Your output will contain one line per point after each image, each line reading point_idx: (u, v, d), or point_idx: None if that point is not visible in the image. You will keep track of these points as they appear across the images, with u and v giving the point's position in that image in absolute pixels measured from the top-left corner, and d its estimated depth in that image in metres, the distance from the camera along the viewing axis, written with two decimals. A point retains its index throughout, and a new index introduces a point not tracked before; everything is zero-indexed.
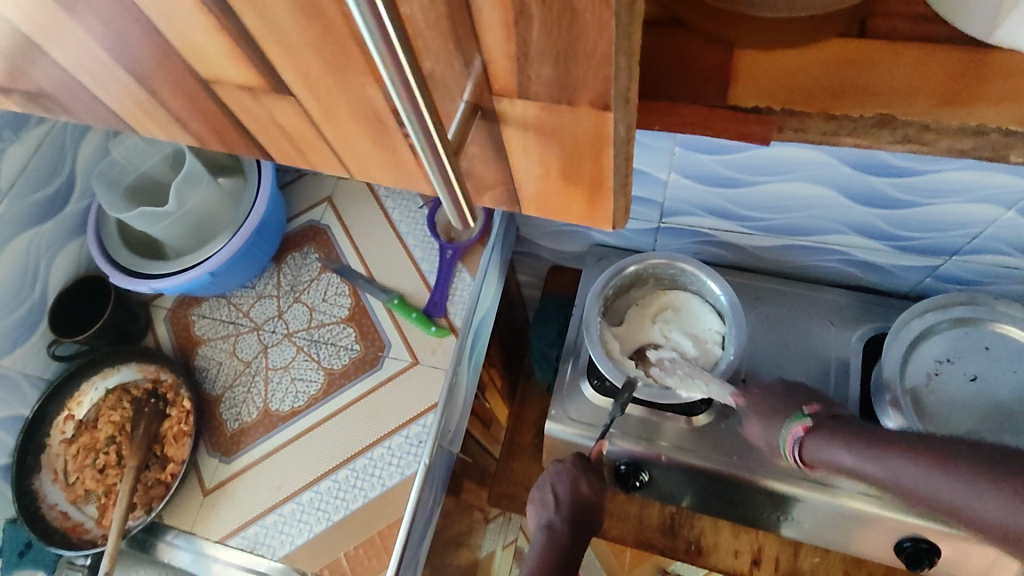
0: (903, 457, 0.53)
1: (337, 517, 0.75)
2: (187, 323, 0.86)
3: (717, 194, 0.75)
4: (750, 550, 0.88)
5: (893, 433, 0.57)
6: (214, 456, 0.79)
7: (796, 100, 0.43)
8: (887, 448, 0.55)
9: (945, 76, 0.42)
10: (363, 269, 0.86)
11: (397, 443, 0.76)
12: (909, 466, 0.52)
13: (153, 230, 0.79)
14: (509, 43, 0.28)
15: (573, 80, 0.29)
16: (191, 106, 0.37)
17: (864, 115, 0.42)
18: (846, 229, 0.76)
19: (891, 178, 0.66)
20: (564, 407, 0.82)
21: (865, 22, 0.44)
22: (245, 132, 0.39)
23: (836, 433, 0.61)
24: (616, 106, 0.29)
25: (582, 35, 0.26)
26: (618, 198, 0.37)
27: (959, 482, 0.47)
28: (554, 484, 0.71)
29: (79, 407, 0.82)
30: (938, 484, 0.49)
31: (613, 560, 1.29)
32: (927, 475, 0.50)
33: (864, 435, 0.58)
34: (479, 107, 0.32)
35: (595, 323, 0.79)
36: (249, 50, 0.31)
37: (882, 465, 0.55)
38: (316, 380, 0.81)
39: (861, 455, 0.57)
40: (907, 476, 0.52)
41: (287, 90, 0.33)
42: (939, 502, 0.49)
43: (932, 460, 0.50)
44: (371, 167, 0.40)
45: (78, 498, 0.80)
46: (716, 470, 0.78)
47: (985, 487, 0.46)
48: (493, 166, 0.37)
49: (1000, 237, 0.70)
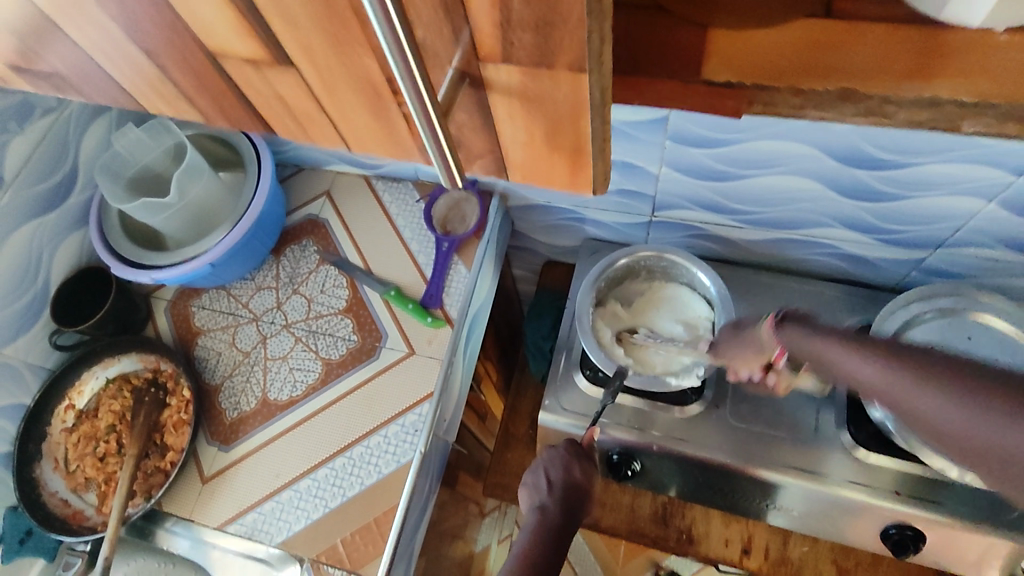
0: (935, 379, 0.42)
1: (333, 504, 0.76)
2: (187, 314, 0.87)
3: (707, 188, 0.77)
4: (740, 539, 0.89)
5: (932, 352, 0.45)
6: (213, 444, 0.80)
7: (764, 77, 0.46)
8: (919, 365, 0.44)
9: (907, 54, 0.45)
10: (360, 263, 0.87)
11: (393, 432, 0.78)
12: (949, 398, 0.41)
13: (154, 221, 0.81)
14: (495, 12, 0.29)
15: (554, 47, 0.30)
16: (199, 84, 0.39)
17: (827, 88, 0.45)
18: (834, 223, 0.78)
19: (876, 171, 0.67)
20: (557, 398, 0.84)
21: (831, 4, 0.46)
22: (250, 111, 0.41)
23: (812, 335, 0.57)
24: (591, 70, 0.31)
25: (560, 3, 0.27)
26: (596, 164, 0.39)
27: (969, 406, 0.39)
28: (547, 467, 0.72)
29: (80, 397, 0.83)
30: (987, 424, 0.38)
31: (608, 555, 1.31)
32: (896, 373, 0.45)
33: (902, 352, 0.46)
34: (466, 74, 0.34)
35: (588, 316, 0.80)
36: (257, 25, 0.32)
37: (879, 371, 0.47)
38: (314, 369, 0.82)
39: (886, 374, 0.46)
40: (932, 402, 0.42)
41: (292, 65, 0.35)
42: (959, 429, 0.40)
43: (959, 380, 0.41)
44: (371, 145, 0.42)
45: (79, 487, 0.81)
46: (708, 460, 0.79)
47: (982, 408, 0.39)
48: (483, 135, 0.39)
49: (982, 230, 0.72)
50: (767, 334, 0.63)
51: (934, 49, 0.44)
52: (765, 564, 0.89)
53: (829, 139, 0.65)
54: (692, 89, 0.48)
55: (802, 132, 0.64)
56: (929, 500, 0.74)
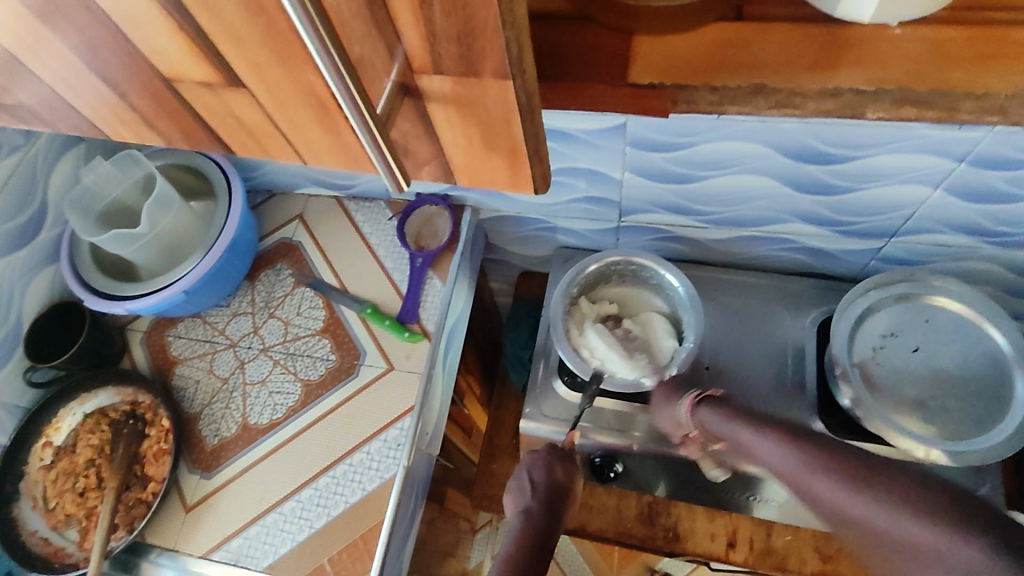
0: (874, 486, 0.46)
1: (319, 523, 0.76)
2: (163, 345, 0.88)
3: (668, 191, 0.80)
4: (725, 533, 0.91)
5: (836, 445, 0.51)
6: (195, 472, 0.80)
7: (686, 76, 0.51)
8: (814, 454, 0.51)
9: (807, 48, 0.51)
10: (336, 283, 0.88)
11: (376, 448, 0.78)
12: (864, 497, 0.46)
13: (126, 253, 0.81)
14: (418, 25, 0.32)
15: (477, 54, 0.33)
16: (162, 109, 0.40)
17: (741, 83, 0.50)
18: (793, 218, 0.81)
19: (827, 166, 0.70)
20: (537, 405, 0.85)
21: (742, 7, 0.54)
22: (211, 130, 0.42)
23: (720, 414, 0.64)
24: (512, 74, 0.34)
25: (475, 13, 0.30)
26: (533, 163, 0.41)
27: (838, 486, 0.48)
28: (530, 469, 0.73)
29: (58, 433, 0.82)
30: (849, 500, 0.47)
31: (601, 562, 1.31)
32: (800, 464, 0.52)
33: (806, 440, 0.53)
34: (404, 86, 0.36)
35: (560, 321, 0.83)
36: (205, 49, 0.34)
37: (788, 457, 0.53)
38: (293, 392, 0.82)
39: (788, 457, 0.53)
40: (814, 480, 0.50)
41: (242, 84, 0.37)
42: (823, 505, 0.49)
43: (845, 469, 0.49)
44: (323, 155, 0.43)
45: (60, 524, 0.80)
46: (695, 460, 0.80)
47: (859, 488, 0.47)
48: (427, 142, 0.41)
49: (931, 216, 0.75)
50: (686, 414, 0.69)
51: (835, 45, 0.51)
52: (751, 556, 0.90)
53: (780, 138, 0.68)
54: (622, 92, 0.52)
55: (753, 132, 0.67)
56: None
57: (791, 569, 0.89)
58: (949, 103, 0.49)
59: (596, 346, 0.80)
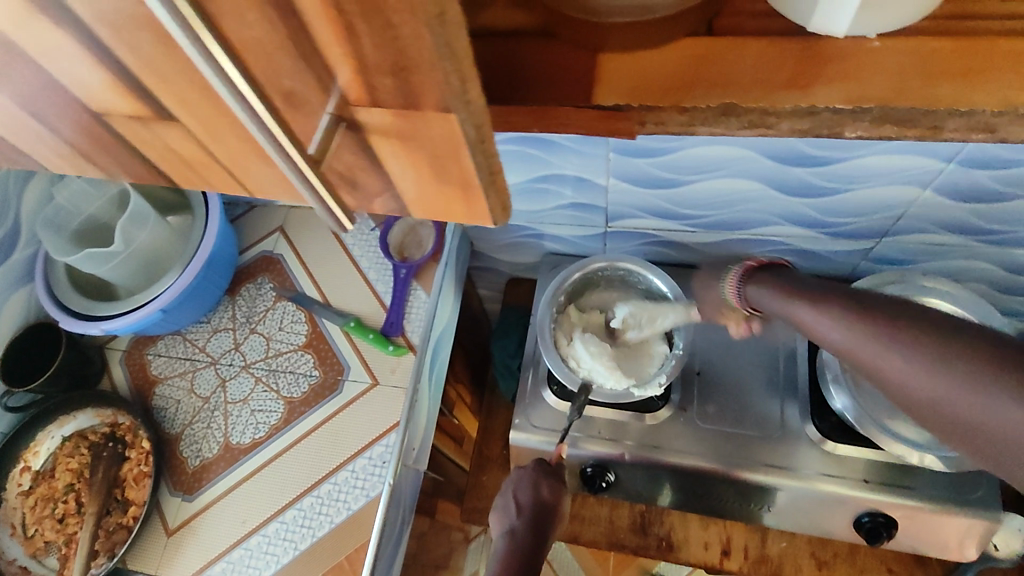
0: (951, 357, 0.39)
1: (304, 545, 0.74)
2: (143, 363, 0.86)
3: (654, 196, 0.78)
4: (719, 541, 0.89)
5: (912, 313, 0.44)
6: (177, 495, 0.78)
7: (656, 96, 0.44)
8: (885, 326, 0.44)
9: None
10: (319, 296, 0.87)
11: (361, 466, 0.77)
12: (947, 374, 0.39)
13: (102, 271, 0.79)
14: (348, 60, 0.28)
15: (414, 92, 0.28)
16: (100, 142, 0.38)
17: (709, 104, 0.44)
18: (781, 220, 0.80)
19: (814, 167, 0.69)
20: (527, 416, 0.83)
21: None
22: (154, 163, 0.40)
23: (791, 296, 0.56)
24: (457, 108, 0.28)
25: (408, 47, 0.26)
26: (492, 196, 0.35)
27: (920, 364, 0.41)
28: (516, 489, 0.71)
29: (36, 458, 0.81)
30: (926, 377, 0.40)
31: (596, 567, 1.30)
32: (866, 339, 0.45)
33: (868, 312, 0.47)
34: (342, 119, 0.32)
35: (548, 329, 0.82)
36: (127, 81, 0.32)
37: (847, 335, 0.47)
38: (276, 410, 0.81)
39: (847, 333, 0.47)
40: (885, 357, 0.44)
41: (173, 117, 0.35)
42: (889, 378, 0.43)
43: (921, 345, 0.41)
44: (272, 190, 0.40)
45: (38, 552, 0.77)
46: (697, 467, 0.79)
47: (936, 364, 0.40)
48: (375, 172, 0.36)
49: (921, 216, 0.74)
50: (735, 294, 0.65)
51: None
52: (745, 564, 0.89)
53: (765, 142, 0.66)
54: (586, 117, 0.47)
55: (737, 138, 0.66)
56: (900, 485, 0.75)
57: None
58: None
59: (582, 355, 0.79)
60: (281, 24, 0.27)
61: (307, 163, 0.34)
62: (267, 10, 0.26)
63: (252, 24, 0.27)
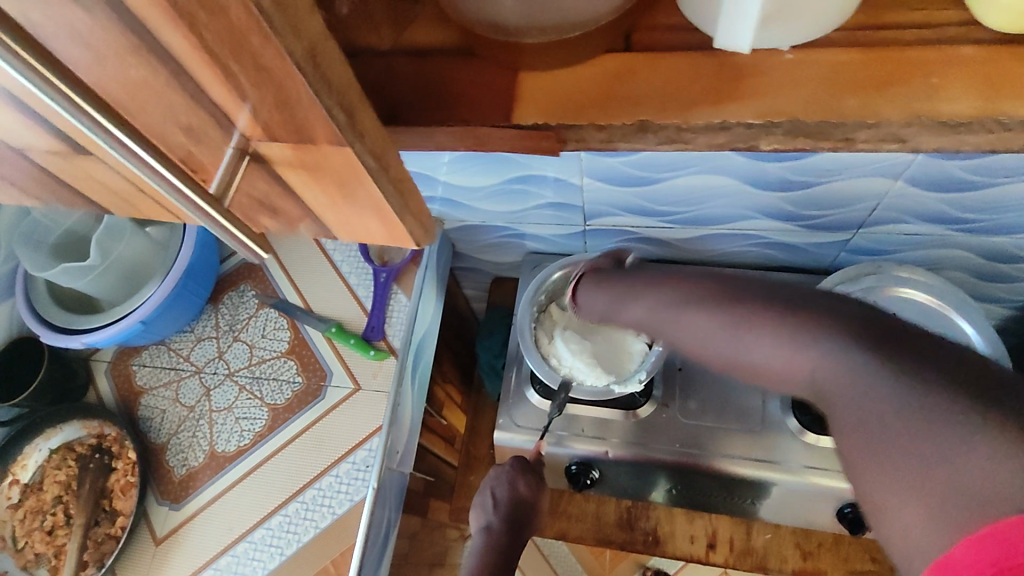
0: (721, 309, 0.45)
1: (289, 551, 0.75)
2: (128, 374, 0.86)
3: (629, 194, 0.78)
4: (704, 535, 0.90)
5: (683, 282, 0.51)
6: (164, 504, 0.79)
7: (568, 113, 0.49)
8: (669, 293, 0.51)
9: (697, 80, 0.49)
10: (301, 302, 0.86)
11: (345, 470, 0.77)
12: (722, 322, 0.45)
13: (81, 284, 0.80)
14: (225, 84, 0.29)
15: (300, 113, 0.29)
16: (32, 174, 0.39)
17: (624, 122, 0.49)
18: (758, 215, 0.80)
19: (785, 163, 0.69)
20: (511, 416, 0.84)
21: (629, 36, 0.50)
22: (92, 192, 0.41)
23: (611, 289, 0.61)
24: None
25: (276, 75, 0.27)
26: None
27: (698, 316, 0.47)
28: (493, 486, 0.73)
29: (24, 470, 0.82)
30: (705, 326, 0.46)
31: (593, 561, 1.31)
32: (657, 306, 0.51)
33: (658, 284, 0.53)
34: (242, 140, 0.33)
35: (528, 330, 0.82)
36: (33, 120, 0.33)
37: (647, 307, 0.53)
38: (261, 417, 0.81)
39: (647, 305, 0.53)
40: (673, 319, 0.50)
41: (87, 152, 0.35)
42: (682, 339, 0.49)
43: (695, 303, 0.48)
44: None
45: (29, 563, 0.78)
46: (673, 461, 0.80)
47: (707, 317, 0.46)
48: None
49: (895, 206, 0.74)
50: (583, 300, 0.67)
51: (730, 75, 0.48)
52: (731, 557, 0.89)
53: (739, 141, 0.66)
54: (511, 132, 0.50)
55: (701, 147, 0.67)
56: None
57: (770, 568, 0.89)
58: (845, 134, 0.47)
59: (563, 354, 0.80)
60: (162, 68, 0.29)
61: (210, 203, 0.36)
62: (148, 59, 0.28)
63: (137, 68, 0.29)
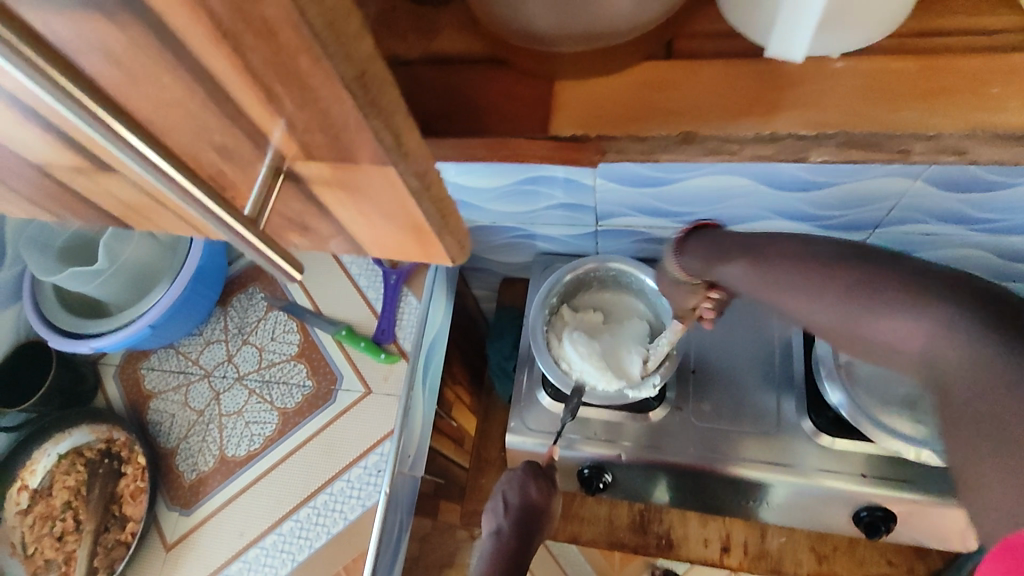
0: (838, 281, 0.42)
1: (301, 556, 0.75)
2: (137, 378, 0.85)
3: (643, 195, 0.77)
4: (718, 538, 0.89)
5: (800, 246, 0.46)
6: (174, 509, 0.79)
7: (606, 124, 0.49)
8: (768, 263, 0.47)
9: (740, 89, 0.48)
10: (310, 305, 0.85)
11: (357, 474, 0.77)
12: (835, 297, 0.41)
13: (89, 288, 0.79)
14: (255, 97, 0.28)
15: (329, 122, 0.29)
16: (51, 188, 0.39)
17: (666, 133, 0.48)
18: (775, 215, 0.79)
19: (804, 164, 0.68)
20: (522, 419, 0.83)
21: (671, 45, 0.50)
22: (111, 206, 0.41)
23: (704, 251, 0.55)
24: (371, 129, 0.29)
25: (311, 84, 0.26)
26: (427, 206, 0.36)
27: (813, 289, 0.43)
28: (505, 490, 0.72)
29: (33, 476, 0.81)
30: (813, 301, 0.43)
31: (602, 562, 1.30)
32: (759, 276, 0.47)
33: (763, 250, 0.48)
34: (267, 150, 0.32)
35: (540, 331, 0.81)
36: (55, 135, 0.32)
37: (743, 274, 0.48)
38: (271, 421, 0.81)
39: (745, 273, 0.48)
40: (780, 290, 0.45)
41: (110, 168, 0.34)
42: (787, 310, 0.45)
43: (811, 273, 0.43)
44: None
45: (39, 569, 0.78)
46: (690, 465, 0.79)
47: (817, 290, 0.43)
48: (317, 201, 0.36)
49: (914, 207, 0.73)
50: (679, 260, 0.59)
51: (771, 84, 0.48)
52: (745, 560, 0.89)
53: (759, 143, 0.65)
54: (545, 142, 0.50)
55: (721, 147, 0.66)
56: (900, 479, 0.74)
57: (785, 571, 0.88)
58: (900, 145, 0.46)
59: (573, 357, 0.79)
60: (187, 82, 0.28)
61: (250, 229, 0.34)
62: (174, 73, 0.28)
63: (164, 85, 0.28)
